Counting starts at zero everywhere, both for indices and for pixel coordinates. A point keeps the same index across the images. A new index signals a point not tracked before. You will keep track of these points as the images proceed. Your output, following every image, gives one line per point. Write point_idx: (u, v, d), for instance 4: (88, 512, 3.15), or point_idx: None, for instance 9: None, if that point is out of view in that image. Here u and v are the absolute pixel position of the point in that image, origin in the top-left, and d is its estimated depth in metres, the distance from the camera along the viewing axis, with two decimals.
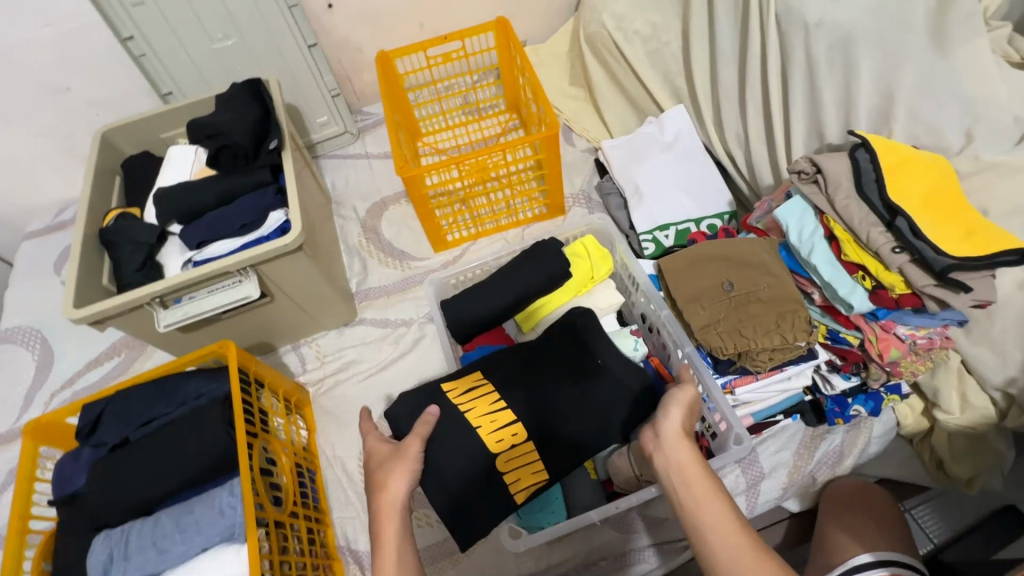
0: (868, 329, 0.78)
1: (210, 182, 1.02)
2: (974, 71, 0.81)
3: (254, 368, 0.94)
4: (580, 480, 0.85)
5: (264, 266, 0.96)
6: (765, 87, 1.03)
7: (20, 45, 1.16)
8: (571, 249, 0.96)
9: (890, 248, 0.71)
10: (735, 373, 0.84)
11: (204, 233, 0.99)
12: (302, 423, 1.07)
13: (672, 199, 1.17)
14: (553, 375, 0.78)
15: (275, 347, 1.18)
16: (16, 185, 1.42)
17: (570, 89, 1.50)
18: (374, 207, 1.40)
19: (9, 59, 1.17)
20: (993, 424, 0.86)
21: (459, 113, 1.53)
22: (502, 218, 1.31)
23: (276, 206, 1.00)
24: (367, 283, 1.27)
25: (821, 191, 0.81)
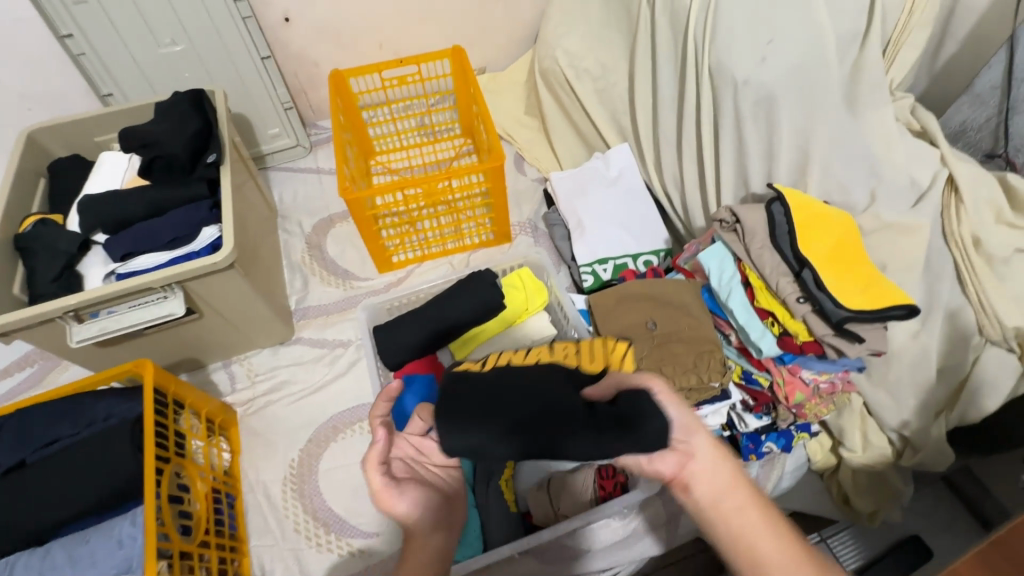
0: (777, 372, 0.82)
1: (141, 192, 0.99)
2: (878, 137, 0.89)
3: (174, 387, 0.90)
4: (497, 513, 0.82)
5: (192, 283, 0.93)
6: (700, 134, 1.09)
7: None
8: (507, 280, 0.98)
9: (795, 297, 0.76)
10: None
11: (130, 245, 0.96)
12: (226, 445, 1.03)
13: (612, 234, 1.21)
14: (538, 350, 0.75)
15: (205, 364, 1.14)
16: None
17: (524, 119, 1.54)
18: (321, 224, 1.38)
19: None
20: (890, 463, 0.93)
21: (414, 134, 1.55)
22: (449, 243, 1.32)
23: (209, 221, 0.98)
24: (307, 301, 1.25)
25: (739, 240, 0.86)
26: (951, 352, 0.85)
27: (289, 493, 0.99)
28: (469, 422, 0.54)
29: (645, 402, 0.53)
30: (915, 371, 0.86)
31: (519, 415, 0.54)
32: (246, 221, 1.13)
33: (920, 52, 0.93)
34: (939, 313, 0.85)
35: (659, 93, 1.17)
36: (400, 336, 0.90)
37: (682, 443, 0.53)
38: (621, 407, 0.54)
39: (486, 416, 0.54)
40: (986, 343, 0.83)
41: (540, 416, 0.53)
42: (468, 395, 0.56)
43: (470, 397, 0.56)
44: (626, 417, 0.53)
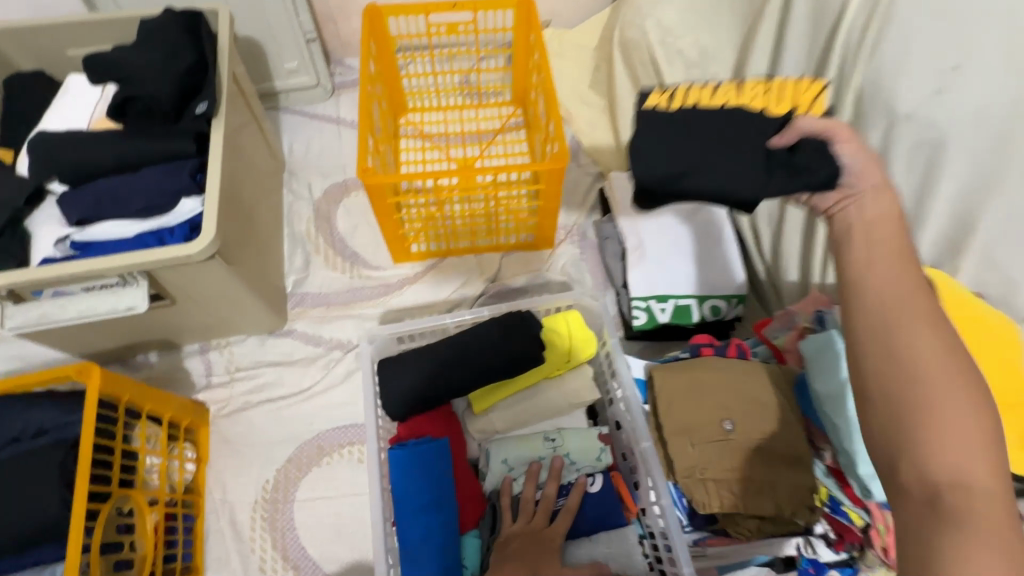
0: (880, 517, 0.64)
1: (108, 140, 0.78)
2: None
3: (129, 396, 0.74)
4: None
5: (161, 271, 0.74)
6: None
7: None
8: (549, 319, 0.79)
9: None
10: (711, 532, 0.69)
11: (86, 209, 0.76)
12: (191, 452, 0.88)
13: (675, 266, 0.98)
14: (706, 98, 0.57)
15: (179, 345, 0.97)
16: None
17: (588, 94, 1.27)
18: (334, 190, 1.18)
19: None
20: None
21: (456, 94, 1.30)
22: (480, 239, 1.11)
23: (190, 191, 0.77)
24: (305, 284, 1.06)
25: None
26: None
27: (258, 522, 0.85)
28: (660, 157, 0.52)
29: (822, 150, 0.51)
30: None
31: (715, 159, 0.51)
32: (241, 187, 0.92)
33: None
34: None
35: None
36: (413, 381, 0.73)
37: (850, 187, 0.51)
38: (809, 163, 0.51)
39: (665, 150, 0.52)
40: None
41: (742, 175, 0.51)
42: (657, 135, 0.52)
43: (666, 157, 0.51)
44: (803, 165, 0.51)
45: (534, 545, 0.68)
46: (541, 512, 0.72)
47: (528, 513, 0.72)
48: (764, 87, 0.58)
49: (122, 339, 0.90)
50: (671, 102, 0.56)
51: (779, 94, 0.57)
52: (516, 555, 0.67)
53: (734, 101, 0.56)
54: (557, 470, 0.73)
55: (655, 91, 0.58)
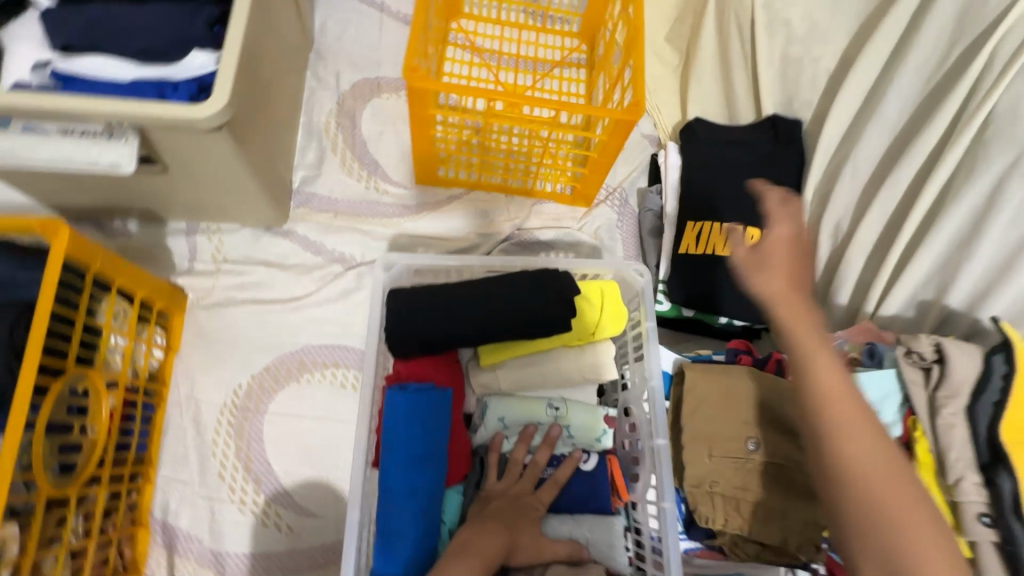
0: None
1: None
2: None
3: (99, 266, 0.65)
4: None
5: (155, 132, 0.63)
6: (910, 187, 0.76)
7: None
8: (585, 285, 0.72)
9: (976, 512, 0.53)
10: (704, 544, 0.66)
11: (79, 34, 0.63)
12: (160, 339, 0.80)
13: (718, 259, 0.90)
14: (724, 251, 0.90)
15: (164, 220, 0.87)
16: None
17: (663, 44, 1.13)
18: (364, 86, 1.04)
19: None
20: None
21: (518, 9, 1.15)
22: (513, 180, 1.00)
23: (204, 44, 0.64)
24: (315, 184, 0.95)
25: (922, 386, 0.59)
26: None
27: (223, 427, 0.79)
28: (690, 288, 0.90)
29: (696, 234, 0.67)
30: None
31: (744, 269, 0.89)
32: (265, 57, 0.78)
33: None
34: None
35: (878, 103, 0.81)
36: (425, 322, 0.65)
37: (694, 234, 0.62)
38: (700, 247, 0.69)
39: (688, 283, 0.91)
40: None
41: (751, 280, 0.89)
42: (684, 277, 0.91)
43: (694, 285, 0.90)
44: None
45: (514, 508, 0.64)
46: (528, 478, 0.67)
47: (513, 476, 0.67)
48: (759, 241, 0.90)
49: (101, 199, 0.79)
50: (696, 244, 0.92)
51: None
52: (494, 514, 0.63)
53: (737, 254, 0.90)
54: (552, 439, 0.69)
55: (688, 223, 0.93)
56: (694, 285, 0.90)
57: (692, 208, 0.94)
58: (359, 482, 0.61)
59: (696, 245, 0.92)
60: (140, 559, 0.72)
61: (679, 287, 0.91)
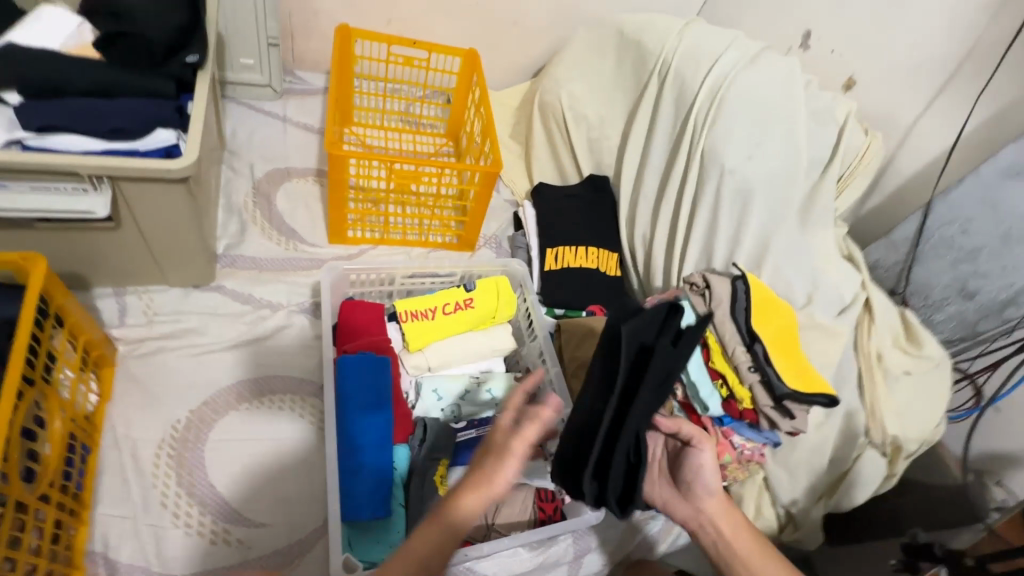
0: (712, 432, 0.87)
1: (88, 66, 0.83)
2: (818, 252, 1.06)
3: (59, 300, 0.73)
4: (424, 504, 0.74)
5: (127, 185, 0.79)
6: (676, 202, 1.18)
7: None
8: (482, 283, 0.95)
9: (746, 366, 0.84)
10: None
11: (55, 117, 0.78)
12: (95, 385, 0.85)
13: (575, 272, 1.23)
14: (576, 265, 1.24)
15: (91, 285, 0.94)
16: None
17: (508, 140, 1.57)
18: (276, 173, 1.26)
19: None
20: (774, 535, 1.02)
21: (397, 117, 1.49)
22: (410, 234, 1.27)
23: (167, 124, 0.84)
24: (238, 248, 1.10)
25: (704, 303, 0.93)
26: (842, 446, 0.98)
27: (163, 459, 0.83)
28: (558, 290, 1.20)
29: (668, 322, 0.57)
30: (812, 457, 0.98)
31: (592, 275, 1.23)
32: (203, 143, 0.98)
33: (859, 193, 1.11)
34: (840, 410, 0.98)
35: (648, 158, 1.26)
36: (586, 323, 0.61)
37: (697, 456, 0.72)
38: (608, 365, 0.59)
39: (554, 287, 1.20)
40: (868, 445, 0.97)
41: (598, 281, 1.23)
42: (552, 288, 1.20)
43: (559, 289, 1.20)
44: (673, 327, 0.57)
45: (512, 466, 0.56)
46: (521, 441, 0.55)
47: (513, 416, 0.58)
48: (597, 255, 1.26)
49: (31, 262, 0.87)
50: (555, 263, 1.24)
51: (602, 262, 1.26)
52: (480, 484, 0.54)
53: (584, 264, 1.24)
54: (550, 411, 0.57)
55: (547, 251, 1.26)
56: (560, 288, 1.20)
57: (548, 239, 1.28)
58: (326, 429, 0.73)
59: (556, 262, 1.24)
60: None
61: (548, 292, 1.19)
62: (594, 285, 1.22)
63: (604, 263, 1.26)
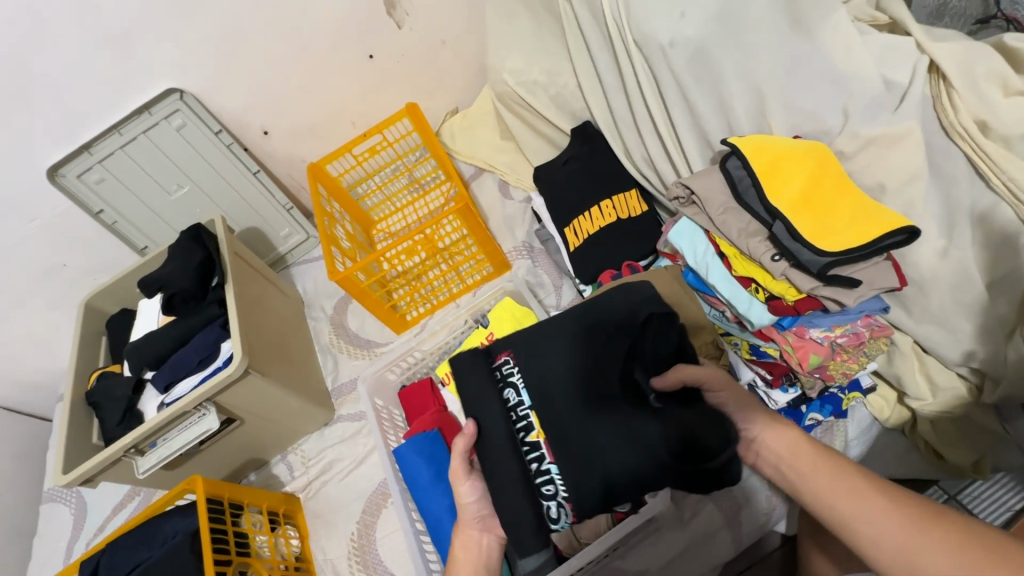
0: (783, 340, 0.73)
1: (168, 327, 1.11)
2: (840, 45, 0.78)
3: (229, 493, 1.00)
4: None
5: (221, 396, 1.03)
6: (649, 108, 1.02)
7: (22, 242, 1.34)
8: (491, 314, 0.97)
9: (770, 256, 0.69)
10: None
11: (167, 377, 1.07)
12: (293, 531, 1.11)
13: (600, 237, 1.12)
14: (602, 228, 1.13)
15: (266, 460, 1.24)
16: (28, 365, 1.55)
17: (501, 143, 1.54)
18: (340, 302, 1.48)
19: (14, 254, 1.35)
20: (972, 402, 0.79)
21: (405, 193, 1.59)
22: (454, 286, 1.36)
23: (225, 336, 1.09)
24: (340, 379, 1.33)
25: (701, 211, 0.79)
26: None
27: (354, 566, 1.07)
28: (588, 263, 1.13)
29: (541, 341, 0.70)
30: (959, 294, 0.73)
31: (617, 230, 1.12)
32: (266, 323, 1.22)
33: None
34: (966, 220, 0.72)
35: (603, 81, 1.10)
36: (548, 358, 0.68)
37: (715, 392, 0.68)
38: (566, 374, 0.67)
39: (585, 262, 1.13)
40: None
41: (628, 228, 1.12)
42: (583, 264, 1.14)
43: (592, 261, 1.12)
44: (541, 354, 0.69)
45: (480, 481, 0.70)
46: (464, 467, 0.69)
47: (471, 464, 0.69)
48: (613, 204, 1.14)
49: (223, 468, 1.17)
50: (577, 238, 1.16)
51: (621, 208, 1.14)
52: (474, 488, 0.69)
53: (603, 224, 1.13)
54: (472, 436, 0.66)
55: (566, 230, 1.18)
56: (592, 259, 1.12)
57: (559, 220, 1.20)
58: (409, 520, 0.85)
59: (578, 237, 1.15)
60: None
61: (583, 269, 1.13)
62: (625, 235, 1.11)
63: (624, 209, 1.13)
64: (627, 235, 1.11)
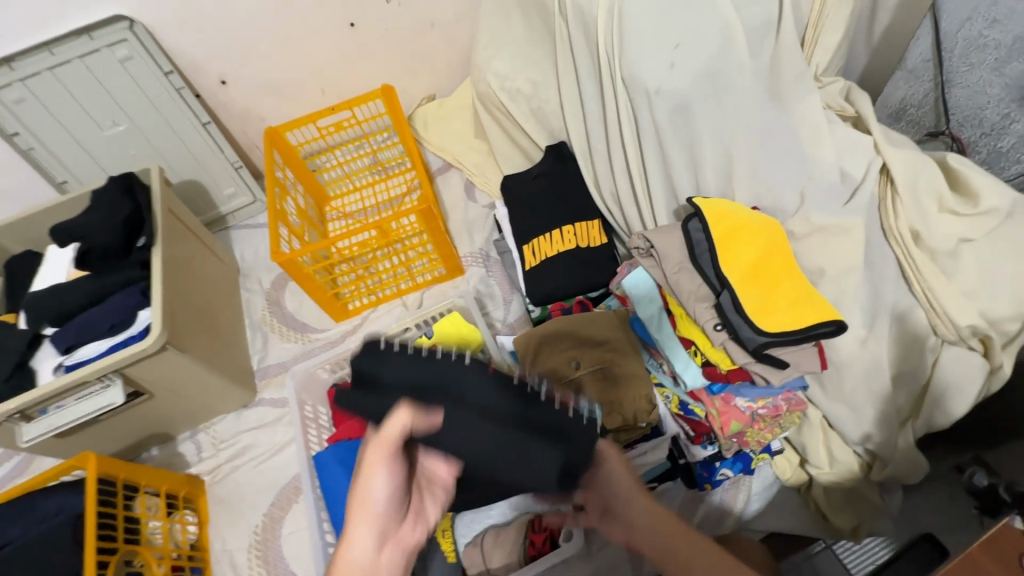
0: (710, 403, 0.77)
1: (79, 283, 1.01)
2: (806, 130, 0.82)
3: (125, 473, 0.93)
4: None
5: (131, 369, 0.95)
6: (624, 146, 1.03)
7: None
8: (435, 327, 0.96)
9: (713, 325, 0.72)
10: None
11: (71, 338, 0.97)
12: (192, 516, 1.06)
13: (557, 262, 1.13)
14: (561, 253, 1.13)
15: (173, 436, 1.16)
16: None
17: (474, 142, 1.51)
18: (280, 278, 1.40)
19: None
20: (861, 477, 0.86)
21: (367, 174, 1.53)
22: (403, 282, 1.32)
23: (145, 304, 1.00)
24: (267, 360, 1.27)
25: (656, 264, 0.81)
26: (907, 357, 0.78)
27: (254, 560, 1.03)
28: (541, 286, 1.12)
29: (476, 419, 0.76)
30: (870, 381, 0.79)
31: (574, 258, 1.13)
32: (194, 292, 1.13)
33: (847, 31, 0.87)
34: (886, 315, 0.78)
35: (585, 108, 1.10)
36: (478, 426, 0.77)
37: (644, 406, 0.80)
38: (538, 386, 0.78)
39: (539, 284, 1.13)
40: (944, 343, 0.77)
41: (586, 257, 1.12)
42: (536, 286, 1.13)
43: (546, 284, 1.12)
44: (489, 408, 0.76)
45: (403, 481, 0.57)
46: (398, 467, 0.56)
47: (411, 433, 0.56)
48: (575, 231, 1.15)
49: (122, 440, 1.09)
50: (535, 258, 1.15)
51: (582, 236, 1.14)
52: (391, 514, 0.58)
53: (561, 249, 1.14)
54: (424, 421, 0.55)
55: (525, 247, 1.17)
56: (545, 281, 1.12)
57: (520, 236, 1.19)
58: (320, 538, 0.82)
59: (536, 258, 1.15)
60: None
61: (536, 290, 1.13)
62: (582, 264, 1.12)
63: (585, 237, 1.14)
64: (583, 263, 1.12)
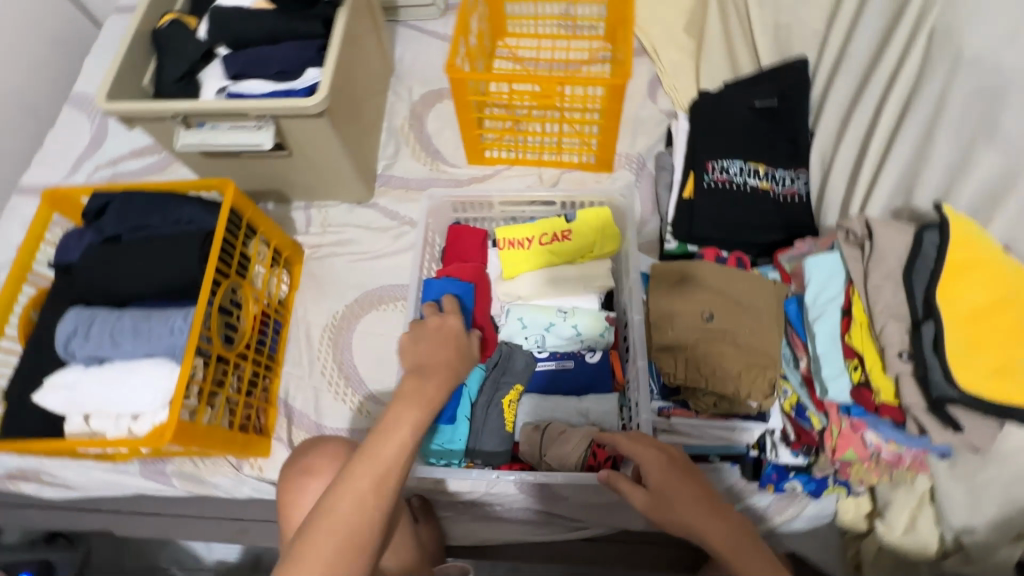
0: (835, 420, 0.69)
1: (264, 14, 0.99)
2: None
3: (250, 214, 0.97)
4: (490, 420, 0.82)
5: (285, 120, 0.95)
6: (878, 111, 0.85)
7: None
8: (581, 215, 0.89)
9: (898, 351, 0.65)
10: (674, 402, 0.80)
11: (242, 66, 0.98)
12: (286, 277, 1.13)
13: (723, 204, 1.00)
14: (733, 199, 1.01)
15: (290, 200, 1.21)
16: None
17: (680, 36, 1.30)
18: (430, 95, 1.34)
19: None
20: (928, 558, 0.80)
21: (553, 23, 1.38)
22: (547, 153, 1.23)
23: (316, 63, 0.98)
24: (392, 169, 1.25)
25: (861, 258, 0.71)
26: None
27: (325, 339, 1.09)
28: (695, 223, 1.01)
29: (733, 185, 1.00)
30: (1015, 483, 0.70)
31: (748, 210, 1.00)
32: (356, 78, 1.10)
33: None
34: None
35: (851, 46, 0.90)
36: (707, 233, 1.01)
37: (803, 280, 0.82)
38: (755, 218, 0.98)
39: (693, 220, 1.02)
40: None
41: (759, 215, 1.00)
42: (687, 221, 1.02)
43: (698, 219, 1.01)
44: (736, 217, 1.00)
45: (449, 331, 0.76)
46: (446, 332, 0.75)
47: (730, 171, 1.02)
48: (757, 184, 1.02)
49: (250, 183, 1.14)
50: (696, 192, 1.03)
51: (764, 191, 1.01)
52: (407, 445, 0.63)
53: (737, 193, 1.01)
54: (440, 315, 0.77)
55: (692, 174, 1.05)
56: (696, 223, 1.01)
57: (694, 154, 1.07)
58: None
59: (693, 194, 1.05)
60: (270, 426, 1.02)
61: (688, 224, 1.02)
62: (750, 217, 1.00)
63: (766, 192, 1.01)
64: (754, 216, 1.00)
